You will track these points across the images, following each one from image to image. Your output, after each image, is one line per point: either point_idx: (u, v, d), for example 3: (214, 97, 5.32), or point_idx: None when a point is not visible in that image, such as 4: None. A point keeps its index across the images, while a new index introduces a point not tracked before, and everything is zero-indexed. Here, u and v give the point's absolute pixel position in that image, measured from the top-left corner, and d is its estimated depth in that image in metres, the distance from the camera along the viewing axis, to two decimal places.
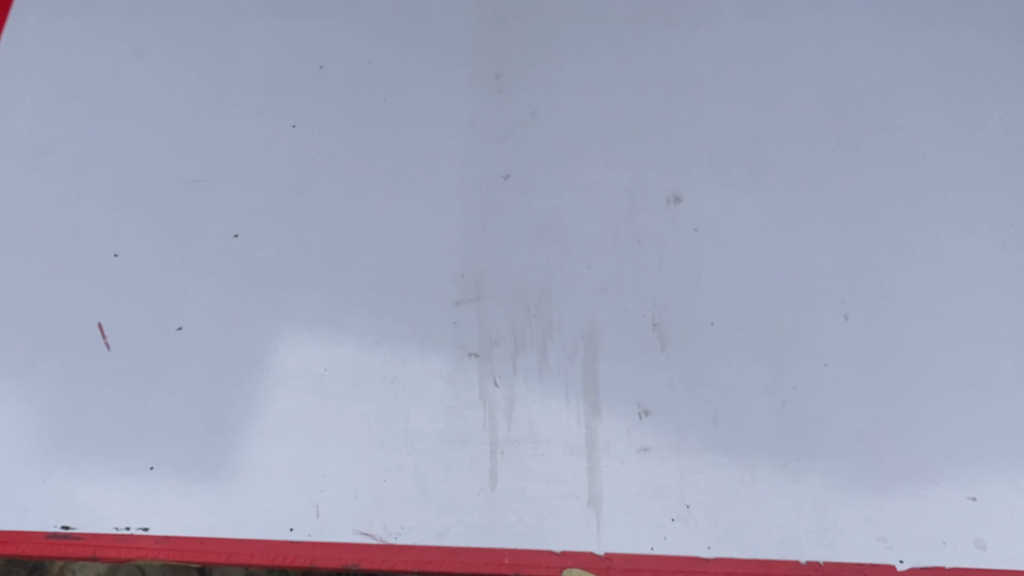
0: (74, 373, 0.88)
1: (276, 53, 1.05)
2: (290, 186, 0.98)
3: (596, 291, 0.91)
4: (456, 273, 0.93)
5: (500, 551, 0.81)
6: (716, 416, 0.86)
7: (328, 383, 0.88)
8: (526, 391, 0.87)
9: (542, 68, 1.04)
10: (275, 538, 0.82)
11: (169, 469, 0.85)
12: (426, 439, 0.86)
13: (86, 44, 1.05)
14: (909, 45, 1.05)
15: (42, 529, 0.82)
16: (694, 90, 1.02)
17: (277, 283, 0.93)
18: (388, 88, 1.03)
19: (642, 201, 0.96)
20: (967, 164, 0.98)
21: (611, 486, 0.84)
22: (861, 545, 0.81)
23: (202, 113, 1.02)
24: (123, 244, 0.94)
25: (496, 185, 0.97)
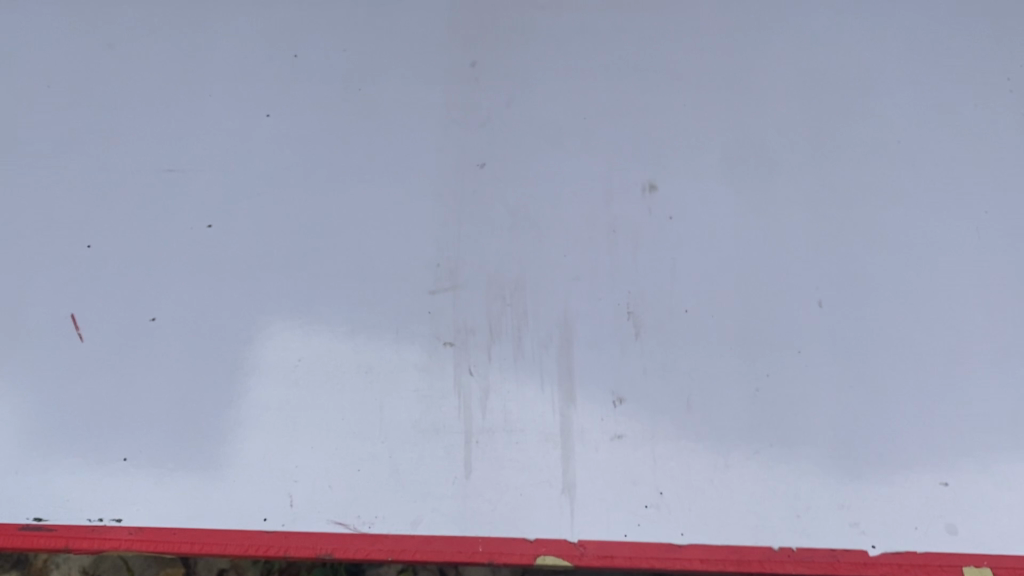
0: (47, 365, 0.88)
1: (250, 40, 1.04)
2: (265, 175, 0.97)
3: (571, 279, 0.92)
4: (431, 262, 0.93)
5: (474, 539, 0.82)
6: (690, 404, 0.87)
7: (302, 373, 0.88)
8: (501, 380, 0.88)
9: (518, 56, 1.03)
10: (249, 528, 0.83)
11: (141, 461, 0.85)
12: (400, 429, 0.86)
13: (57, 31, 1.04)
14: (886, 31, 1.05)
15: (15, 520, 0.83)
16: (670, 77, 1.02)
17: (252, 273, 0.92)
18: (362, 76, 1.02)
19: (617, 189, 0.96)
20: (942, 150, 0.98)
21: (586, 474, 0.84)
22: (833, 530, 0.82)
23: (174, 102, 1.01)
24: (95, 234, 0.94)
25: (471, 174, 0.97)
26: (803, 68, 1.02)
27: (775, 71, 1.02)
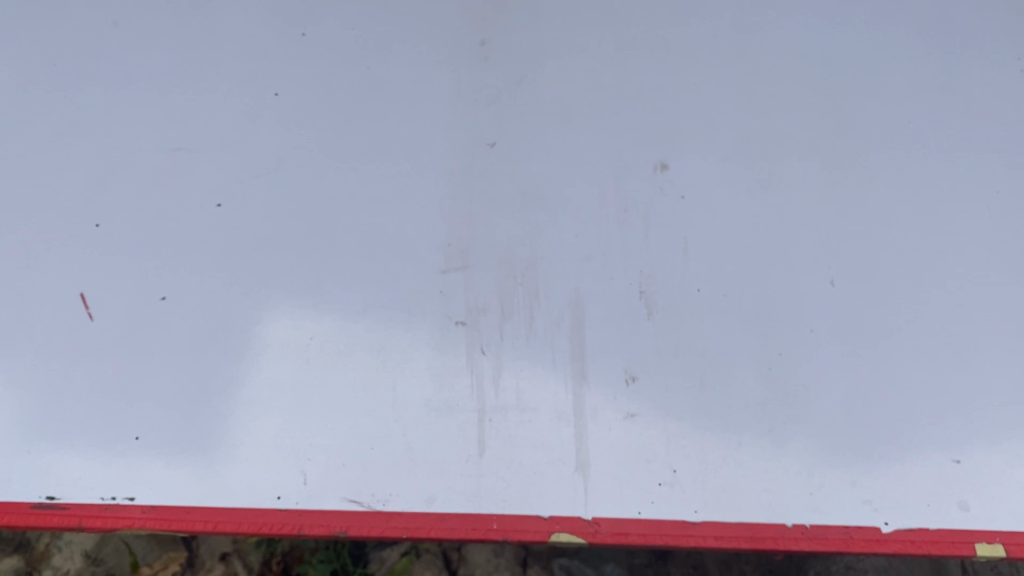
0: (58, 343, 0.87)
1: (258, 19, 1.03)
2: (274, 154, 0.96)
3: (583, 259, 0.91)
4: (442, 241, 0.92)
5: (488, 517, 0.82)
6: (703, 382, 0.87)
7: (313, 351, 0.88)
8: (514, 359, 0.87)
9: (527, 35, 1.02)
10: (263, 506, 0.82)
11: (154, 440, 0.84)
12: (414, 407, 0.86)
13: (63, 10, 1.03)
14: (894, 12, 1.05)
15: (27, 499, 0.82)
16: (680, 56, 1.01)
17: (262, 252, 0.92)
18: (371, 55, 1.01)
19: (628, 168, 0.96)
20: (952, 130, 0.98)
21: (599, 452, 0.84)
22: (847, 508, 0.82)
23: (182, 81, 1.00)
24: (103, 212, 0.93)
25: (482, 153, 0.97)
26: (812, 47, 1.02)
27: (785, 51, 1.02)
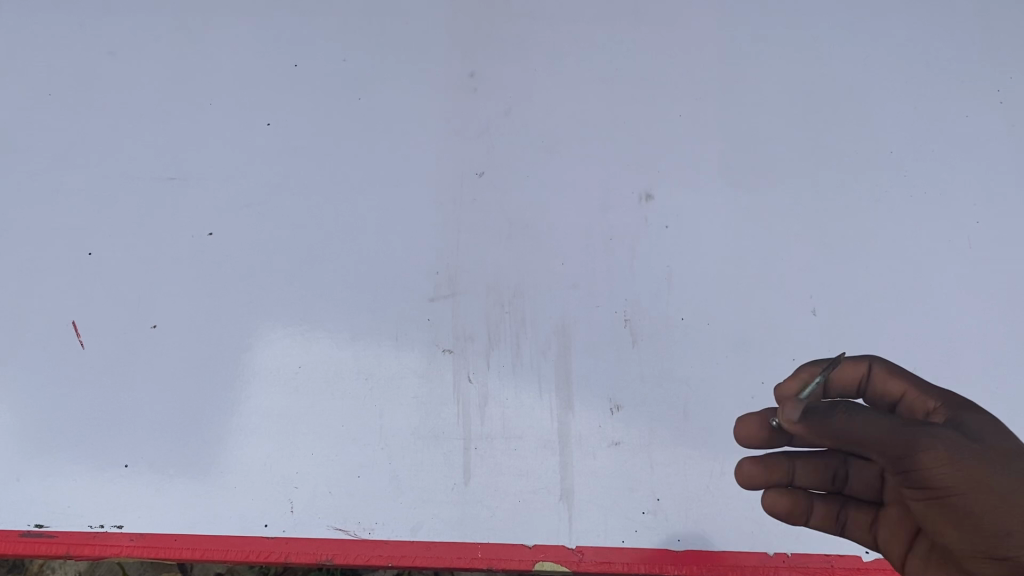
0: (50, 371, 0.88)
1: (250, 50, 1.05)
2: (265, 183, 0.98)
3: (569, 287, 0.92)
4: (430, 270, 0.93)
5: (473, 545, 0.83)
6: (687, 410, 0.88)
7: (302, 380, 0.89)
8: (500, 387, 0.88)
9: (516, 66, 1.04)
10: (251, 533, 0.84)
11: (142, 467, 0.85)
12: (400, 435, 0.87)
13: (59, 40, 1.05)
14: (879, 42, 1.06)
15: (17, 527, 0.84)
16: (667, 87, 1.03)
17: (252, 281, 0.93)
18: (362, 86, 1.03)
19: (614, 198, 0.97)
20: (933, 161, 1.00)
21: (584, 480, 0.85)
22: (828, 537, 0.85)
23: (176, 111, 1.01)
24: (97, 241, 0.94)
25: (470, 184, 0.98)
26: (797, 79, 1.04)
27: (771, 82, 1.03)
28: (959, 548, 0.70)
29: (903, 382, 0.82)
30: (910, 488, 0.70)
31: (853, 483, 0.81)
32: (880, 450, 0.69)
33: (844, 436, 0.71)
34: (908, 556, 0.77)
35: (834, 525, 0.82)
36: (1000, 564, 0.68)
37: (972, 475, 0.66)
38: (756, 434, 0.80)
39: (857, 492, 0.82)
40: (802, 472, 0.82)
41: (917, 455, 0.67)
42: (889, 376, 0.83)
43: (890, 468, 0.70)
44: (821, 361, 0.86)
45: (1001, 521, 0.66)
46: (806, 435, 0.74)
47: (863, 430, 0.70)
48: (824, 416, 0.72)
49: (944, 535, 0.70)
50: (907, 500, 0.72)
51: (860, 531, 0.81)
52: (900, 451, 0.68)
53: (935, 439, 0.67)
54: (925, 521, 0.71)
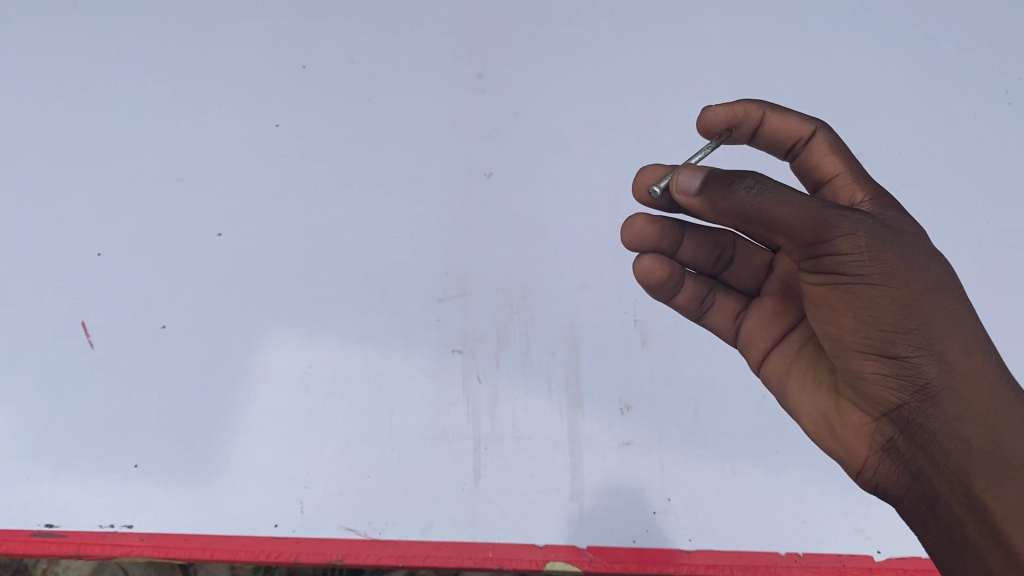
0: (60, 371, 0.88)
1: (259, 51, 1.05)
2: (274, 184, 0.98)
3: (578, 288, 0.93)
4: (440, 271, 0.93)
5: (483, 545, 0.83)
6: (697, 410, 0.88)
7: (311, 380, 0.89)
8: (509, 387, 0.88)
9: (524, 67, 1.04)
10: (260, 534, 0.83)
11: (151, 467, 0.85)
12: (410, 435, 0.86)
13: (68, 42, 1.05)
14: (885, 47, 1.07)
15: (27, 527, 0.83)
16: (675, 89, 1.03)
17: (262, 281, 0.93)
18: (370, 87, 1.03)
19: (624, 199, 0.97)
20: (940, 163, 1.01)
21: (594, 480, 0.85)
22: (840, 537, 0.84)
23: (185, 112, 1.01)
24: (106, 242, 0.95)
25: (479, 184, 0.98)
26: (803, 81, 1.04)
27: (778, 84, 1.04)
28: (843, 340, 0.63)
29: (837, 162, 0.78)
30: (802, 260, 0.62)
31: (735, 268, 0.81)
32: (787, 231, 0.60)
33: (740, 209, 0.62)
34: (795, 359, 0.74)
35: (695, 306, 0.82)
36: (894, 368, 0.61)
37: (874, 273, 0.59)
38: (644, 233, 0.78)
39: (737, 280, 0.82)
40: (690, 246, 0.80)
41: (825, 243, 0.59)
42: (827, 151, 0.78)
43: (790, 246, 0.62)
44: (767, 118, 0.80)
45: (864, 311, 0.60)
46: (700, 213, 0.68)
47: (746, 200, 0.62)
48: (725, 187, 0.63)
49: (834, 325, 0.63)
50: (804, 280, 0.64)
51: (722, 319, 0.82)
52: (810, 231, 0.59)
53: (848, 223, 0.59)
54: (816, 305, 0.64)
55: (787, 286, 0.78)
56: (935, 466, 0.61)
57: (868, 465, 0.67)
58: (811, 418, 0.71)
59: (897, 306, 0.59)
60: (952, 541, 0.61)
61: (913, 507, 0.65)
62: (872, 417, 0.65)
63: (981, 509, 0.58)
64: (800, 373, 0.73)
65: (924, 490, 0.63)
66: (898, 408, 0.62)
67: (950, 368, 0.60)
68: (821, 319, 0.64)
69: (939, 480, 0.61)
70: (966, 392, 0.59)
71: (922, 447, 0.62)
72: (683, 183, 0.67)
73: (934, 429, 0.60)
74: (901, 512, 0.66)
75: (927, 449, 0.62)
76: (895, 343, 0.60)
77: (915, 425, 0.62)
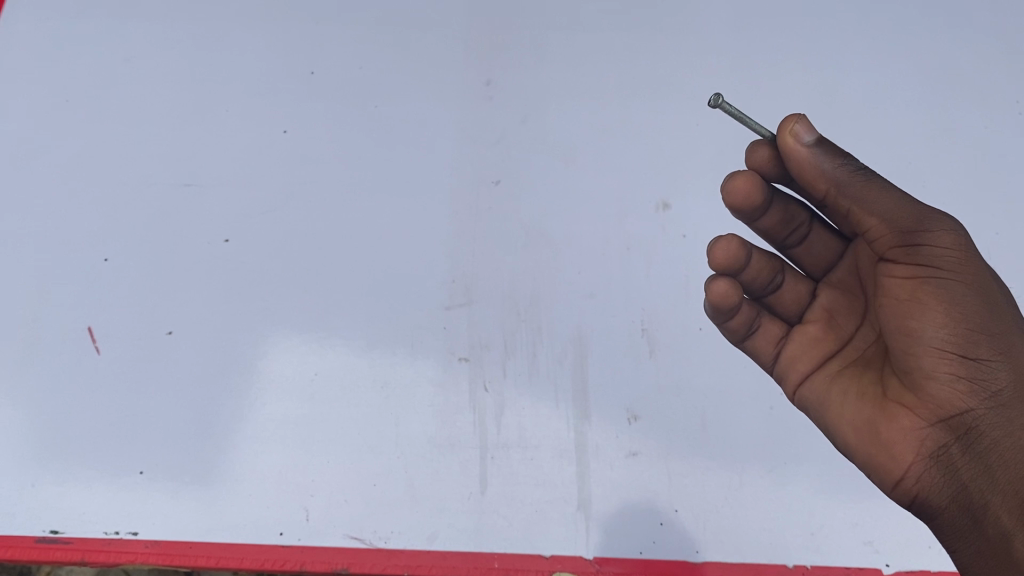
0: (66, 375, 0.88)
1: (267, 57, 1.05)
2: (281, 190, 0.98)
3: (585, 297, 0.92)
4: (446, 279, 0.93)
5: (489, 555, 0.82)
6: (704, 422, 0.88)
7: (317, 388, 0.88)
8: (516, 396, 0.88)
9: (533, 73, 1.04)
10: (265, 542, 0.82)
11: (157, 473, 0.85)
12: (416, 444, 0.86)
13: (77, 47, 1.05)
14: (894, 56, 1.07)
15: (32, 533, 0.82)
16: (684, 98, 1.03)
17: (268, 287, 0.93)
18: (378, 93, 1.03)
19: (632, 207, 0.97)
20: (949, 173, 1.00)
21: (601, 490, 0.85)
22: (849, 549, 0.84)
23: (192, 118, 1.01)
24: (113, 248, 0.95)
25: (486, 191, 0.98)
26: (812, 91, 1.04)
27: (787, 94, 1.04)
28: (920, 336, 0.61)
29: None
30: (889, 253, 0.63)
31: (781, 294, 0.75)
32: (888, 221, 0.62)
33: (839, 185, 0.64)
34: (836, 377, 0.69)
35: (742, 326, 0.75)
36: (971, 370, 0.60)
37: (964, 273, 0.61)
38: (736, 256, 0.71)
39: (782, 304, 0.75)
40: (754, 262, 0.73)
41: (925, 234, 0.61)
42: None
43: (878, 235, 0.63)
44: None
45: (951, 307, 0.60)
46: (802, 170, 0.65)
47: (851, 178, 0.64)
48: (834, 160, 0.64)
49: (912, 322, 0.61)
50: (881, 277, 0.64)
51: (765, 342, 0.75)
52: (912, 223, 0.62)
53: (949, 224, 0.61)
54: (887, 305, 0.63)
55: (831, 311, 0.72)
56: (991, 475, 0.60)
57: (912, 472, 0.62)
58: (849, 429, 0.66)
59: (978, 311, 0.61)
60: (994, 552, 0.60)
61: (951, 520, 0.62)
62: (927, 423, 0.61)
63: None
64: (840, 388, 0.68)
65: (971, 503, 0.61)
66: (960, 414, 0.61)
67: (1021, 383, 0.61)
68: (893, 317, 0.63)
69: (990, 490, 0.60)
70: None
71: (981, 458, 0.61)
72: (795, 131, 0.64)
73: (999, 439, 0.60)
74: (937, 527, 0.62)
75: (986, 459, 0.61)
76: (977, 346, 0.60)
77: (976, 434, 0.61)
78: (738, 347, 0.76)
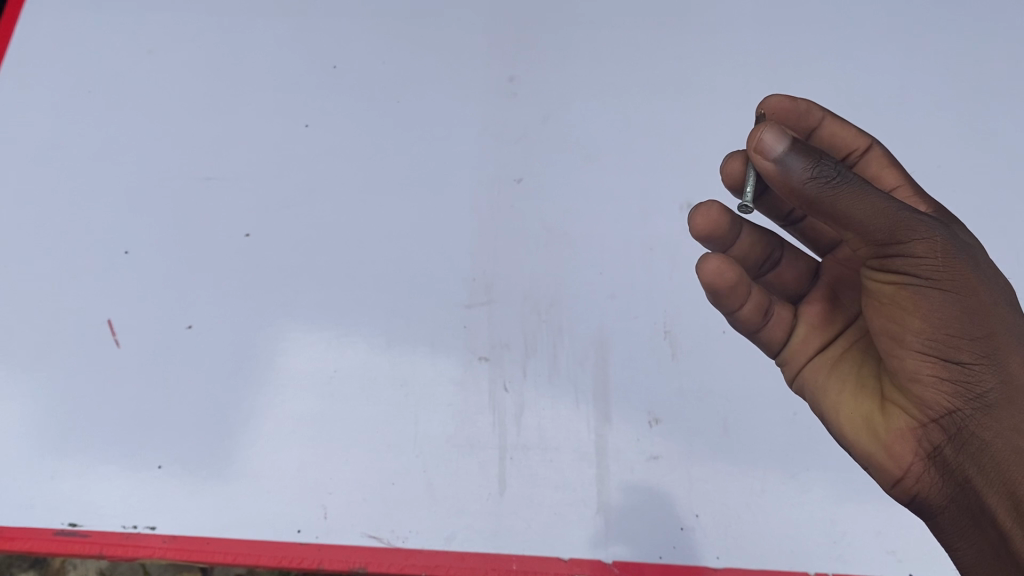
0: (86, 368, 0.88)
1: (290, 51, 1.04)
2: (302, 185, 0.97)
3: (607, 297, 0.92)
4: (467, 277, 0.92)
5: (508, 557, 0.81)
6: (727, 426, 0.87)
7: (336, 384, 0.88)
8: (536, 397, 0.87)
9: (557, 71, 1.03)
10: (283, 540, 0.82)
11: (176, 468, 0.84)
12: (435, 443, 0.85)
13: (101, 38, 1.05)
14: (924, 56, 1.05)
15: (50, 526, 0.82)
16: (709, 97, 1.02)
17: (288, 283, 0.92)
18: (401, 88, 1.02)
19: (655, 208, 0.96)
20: (981, 176, 0.99)
21: (620, 494, 0.84)
22: (872, 559, 0.82)
23: (214, 111, 1.01)
24: (134, 241, 0.94)
25: (508, 189, 0.97)
26: (839, 92, 1.02)
27: (814, 94, 1.02)
28: (901, 341, 0.59)
29: (897, 174, 0.70)
30: (868, 259, 0.59)
31: (780, 272, 0.74)
32: (863, 235, 0.56)
33: (812, 203, 0.57)
34: (837, 364, 0.68)
35: (758, 317, 0.70)
36: (955, 374, 0.59)
37: (946, 279, 0.56)
38: (715, 222, 0.69)
39: (783, 283, 0.73)
40: (745, 241, 0.72)
41: (903, 245, 0.56)
42: (885, 164, 0.71)
43: (859, 245, 0.58)
44: (825, 122, 0.72)
45: (929, 315, 0.57)
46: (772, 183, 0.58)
47: (819, 194, 0.56)
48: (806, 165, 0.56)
49: (896, 325, 0.59)
50: (866, 279, 0.60)
51: (780, 333, 0.71)
52: (886, 236, 0.56)
53: (924, 228, 0.56)
54: (873, 304, 0.61)
55: (830, 291, 0.71)
56: (984, 474, 0.60)
57: (910, 474, 0.62)
58: (844, 424, 0.65)
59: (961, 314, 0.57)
60: (993, 549, 0.61)
61: (950, 517, 0.62)
62: (920, 424, 0.61)
63: None
64: (839, 375, 0.67)
65: (969, 501, 0.61)
66: (949, 416, 0.60)
67: (1010, 381, 0.58)
68: (879, 319, 0.61)
69: (986, 489, 0.60)
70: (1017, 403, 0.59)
71: (973, 458, 0.60)
72: (765, 145, 0.57)
73: (988, 439, 0.59)
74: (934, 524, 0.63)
75: (978, 460, 0.60)
76: (959, 349, 0.58)
77: (966, 434, 0.60)
78: (750, 338, 0.72)
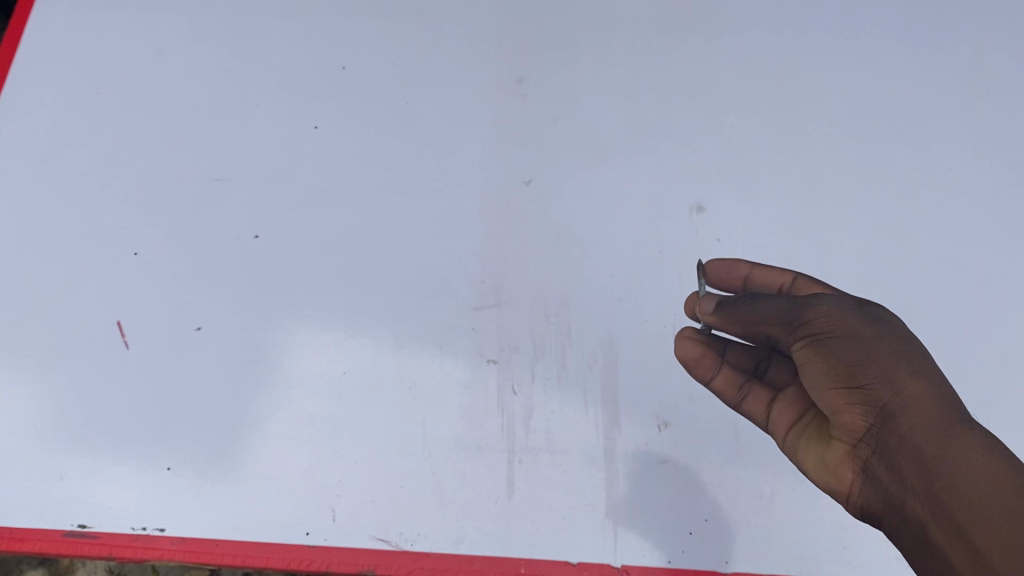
0: (95, 369, 0.88)
1: (299, 52, 1.04)
2: (311, 186, 0.97)
3: (616, 300, 0.91)
4: (476, 279, 0.92)
5: (516, 560, 0.81)
6: (736, 430, 0.86)
7: (345, 386, 0.88)
8: (545, 400, 0.87)
9: (567, 72, 1.03)
10: (292, 542, 0.82)
11: (185, 470, 0.85)
12: (443, 445, 0.85)
13: (110, 39, 1.05)
14: (935, 57, 1.05)
15: (60, 527, 0.82)
16: (719, 100, 1.02)
17: (297, 284, 0.92)
18: (410, 89, 1.02)
19: (665, 210, 0.96)
20: (992, 180, 0.98)
21: (630, 498, 0.84)
22: (881, 564, 0.82)
23: (223, 112, 1.01)
24: (144, 242, 0.94)
25: (517, 191, 0.97)
26: (850, 95, 1.02)
27: (824, 97, 1.02)
28: (821, 387, 0.68)
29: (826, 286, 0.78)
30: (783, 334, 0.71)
31: (772, 374, 0.81)
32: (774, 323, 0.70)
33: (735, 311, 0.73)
34: (801, 424, 0.76)
35: (735, 392, 0.80)
36: (858, 397, 0.66)
37: (827, 324, 0.67)
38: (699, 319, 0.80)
39: (778, 380, 0.81)
40: (733, 355, 0.82)
41: (799, 319, 0.68)
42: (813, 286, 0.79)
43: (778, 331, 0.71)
44: (752, 272, 0.82)
45: (827, 358, 0.66)
46: (723, 329, 0.76)
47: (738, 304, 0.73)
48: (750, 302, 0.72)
49: (817, 383, 0.69)
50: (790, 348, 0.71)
51: (757, 406, 0.80)
52: (786, 321, 0.69)
53: (817, 301, 0.68)
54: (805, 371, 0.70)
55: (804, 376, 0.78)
56: (902, 477, 0.64)
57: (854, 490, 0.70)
58: (813, 470, 0.74)
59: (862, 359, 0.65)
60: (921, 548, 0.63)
61: (891, 522, 0.66)
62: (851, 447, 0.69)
63: (937, 503, 0.61)
64: (806, 432, 0.76)
65: (893, 502, 0.65)
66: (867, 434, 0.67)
67: (907, 395, 0.64)
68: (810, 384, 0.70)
69: (905, 493, 0.64)
70: (926, 410, 0.64)
71: (890, 463, 0.65)
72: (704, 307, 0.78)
73: (893, 443, 0.65)
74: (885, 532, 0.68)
75: (900, 469, 0.64)
76: (855, 375, 0.65)
77: (885, 446, 0.65)
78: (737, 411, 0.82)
